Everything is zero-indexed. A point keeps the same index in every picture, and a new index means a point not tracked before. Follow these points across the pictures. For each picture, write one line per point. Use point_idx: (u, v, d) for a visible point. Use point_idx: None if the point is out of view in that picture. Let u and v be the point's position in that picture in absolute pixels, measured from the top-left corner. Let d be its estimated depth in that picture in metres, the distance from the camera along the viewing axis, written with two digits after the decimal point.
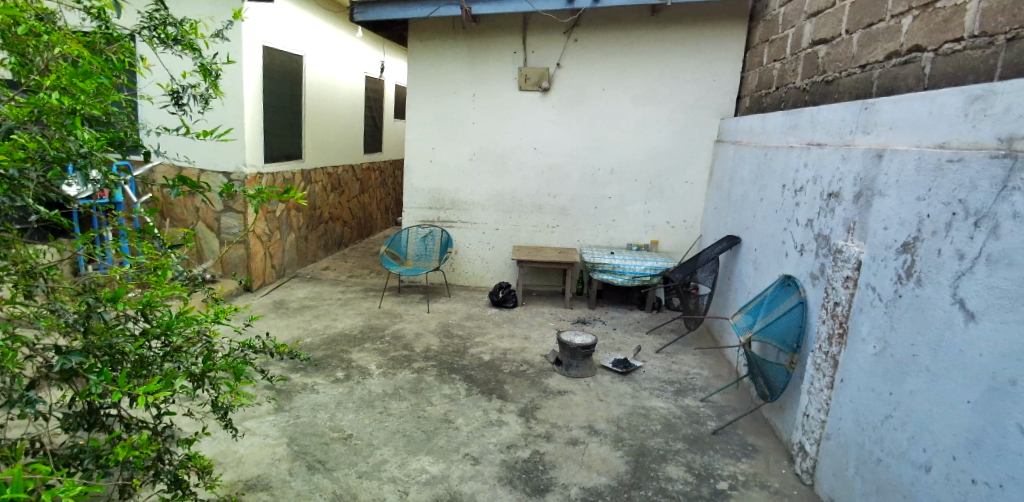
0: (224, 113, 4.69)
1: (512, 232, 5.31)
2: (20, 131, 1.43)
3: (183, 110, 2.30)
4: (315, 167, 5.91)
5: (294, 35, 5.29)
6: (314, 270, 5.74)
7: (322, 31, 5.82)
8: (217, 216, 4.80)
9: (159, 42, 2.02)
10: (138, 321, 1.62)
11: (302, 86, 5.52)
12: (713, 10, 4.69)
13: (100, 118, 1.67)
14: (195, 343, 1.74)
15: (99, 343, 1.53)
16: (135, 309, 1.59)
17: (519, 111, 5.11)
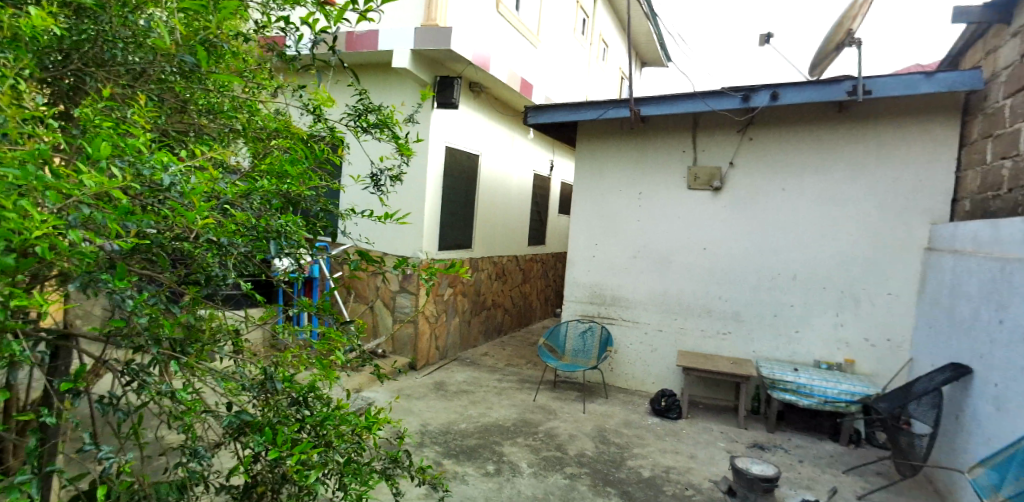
0: (406, 201, 5.19)
1: (676, 335, 4.97)
2: (234, 207, 1.56)
3: (381, 189, 2.55)
4: (483, 255, 6.23)
5: (474, 136, 5.81)
6: (474, 355, 5.88)
7: (497, 133, 6.34)
8: (393, 295, 5.21)
9: (362, 129, 2.30)
10: (302, 408, 1.69)
11: (478, 181, 5.99)
12: (913, 104, 4.23)
13: (298, 198, 1.88)
14: (347, 441, 1.70)
15: (266, 419, 1.63)
16: (301, 393, 1.69)
17: (687, 210, 4.93)
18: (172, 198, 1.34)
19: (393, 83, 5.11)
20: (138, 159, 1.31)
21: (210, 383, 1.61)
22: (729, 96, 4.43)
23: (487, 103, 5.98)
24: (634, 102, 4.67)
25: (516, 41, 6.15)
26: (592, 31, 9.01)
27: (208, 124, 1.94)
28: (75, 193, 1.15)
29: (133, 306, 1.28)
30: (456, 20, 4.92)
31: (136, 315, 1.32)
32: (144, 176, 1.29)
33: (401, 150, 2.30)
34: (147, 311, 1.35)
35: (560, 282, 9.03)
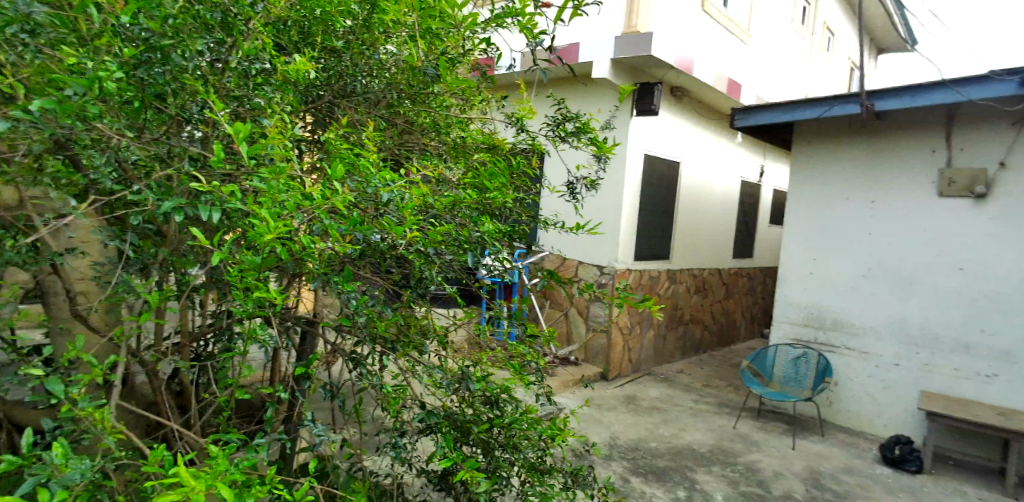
0: (603, 210, 5.19)
1: (919, 372, 4.14)
2: (440, 219, 1.64)
3: (576, 199, 2.55)
4: (681, 267, 5.95)
5: (674, 143, 5.58)
6: (668, 371, 5.64)
7: (700, 138, 5.99)
8: (587, 304, 5.26)
9: (560, 138, 2.32)
10: (492, 408, 1.81)
11: (677, 189, 5.74)
12: None
13: (497, 212, 1.95)
14: (530, 449, 1.79)
15: (461, 415, 1.77)
16: (493, 395, 1.78)
17: (937, 222, 4.09)
18: (390, 213, 1.46)
19: (592, 92, 5.17)
20: (366, 179, 1.44)
21: (419, 375, 1.70)
22: (1002, 81, 3.57)
23: (689, 108, 5.70)
24: (866, 96, 4.02)
25: (724, 39, 5.76)
26: (815, 20, 8.05)
27: (432, 142, 2.12)
28: (317, 209, 1.30)
29: (355, 306, 1.46)
30: (657, 25, 4.79)
31: (357, 314, 1.51)
32: (366, 193, 1.43)
33: (600, 157, 2.24)
34: (366, 310, 1.53)
35: (769, 299, 8.19)
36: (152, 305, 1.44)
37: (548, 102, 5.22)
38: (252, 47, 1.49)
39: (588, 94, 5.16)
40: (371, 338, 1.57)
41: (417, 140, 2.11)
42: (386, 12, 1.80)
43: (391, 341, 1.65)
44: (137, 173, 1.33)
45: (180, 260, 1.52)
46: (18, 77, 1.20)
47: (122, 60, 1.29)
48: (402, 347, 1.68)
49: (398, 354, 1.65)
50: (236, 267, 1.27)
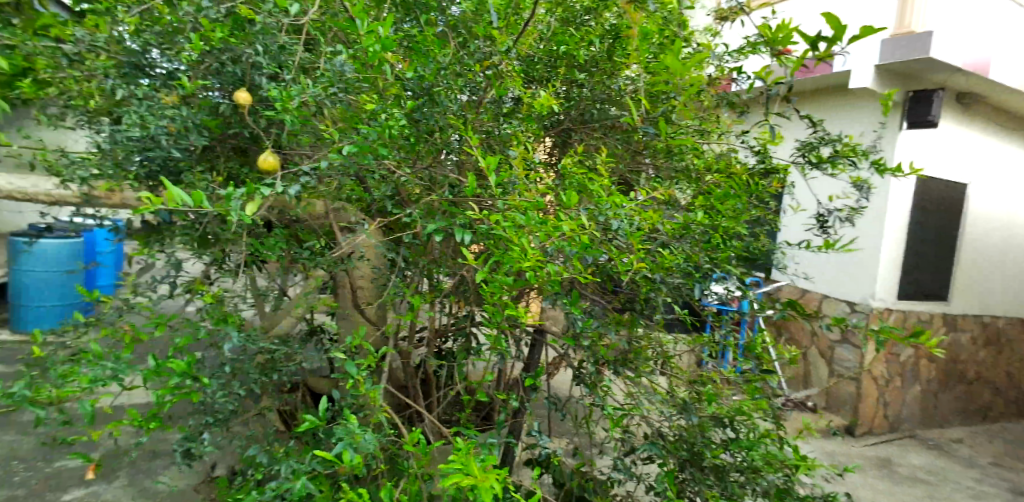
0: (862, 241, 4.43)
1: None
2: (670, 247, 1.57)
3: (828, 232, 2.22)
4: (963, 312, 4.85)
5: (958, 161, 4.59)
6: (941, 438, 4.61)
7: (998, 153, 4.83)
8: (831, 346, 4.61)
9: (810, 165, 2.07)
10: (726, 430, 1.69)
11: (962, 217, 4.71)
12: None
13: (736, 238, 1.79)
14: (775, 473, 1.60)
15: (691, 437, 1.69)
16: (726, 415, 1.67)
17: None
18: (619, 239, 1.46)
19: (852, 106, 4.51)
20: (599, 206, 1.47)
21: (641, 400, 1.71)
22: None
23: (983, 118, 4.66)
24: None
25: None
26: None
27: (662, 165, 2.04)
28: (554, 234, 1.36)
29: (582, 327, 1.50)
30: (940, 22, 4.01)
31: (583, 335, 1.54)
32: (601, 221, 1.45)
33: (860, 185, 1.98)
34: (592, 333, 1.55)
35: None
36: (414, 305, 1.71)
37: (800, 127, 4.60)
38: (506, 87, 1.61)
39: (846, 109, 4.54)
40: (596, 359, 1.58)
41: (650, 164, 2.07)
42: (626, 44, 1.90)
43: (616, 363, 1.66)
44: (413, 198, 1.58)
45: (434, 266, 1.76)
46: (332, 119, 1.50)
47: (404, 109, 1.49)
48: (629, 369, 1.69)
49: (622, 374, 1.67)
50: (489, 285, 1.41)
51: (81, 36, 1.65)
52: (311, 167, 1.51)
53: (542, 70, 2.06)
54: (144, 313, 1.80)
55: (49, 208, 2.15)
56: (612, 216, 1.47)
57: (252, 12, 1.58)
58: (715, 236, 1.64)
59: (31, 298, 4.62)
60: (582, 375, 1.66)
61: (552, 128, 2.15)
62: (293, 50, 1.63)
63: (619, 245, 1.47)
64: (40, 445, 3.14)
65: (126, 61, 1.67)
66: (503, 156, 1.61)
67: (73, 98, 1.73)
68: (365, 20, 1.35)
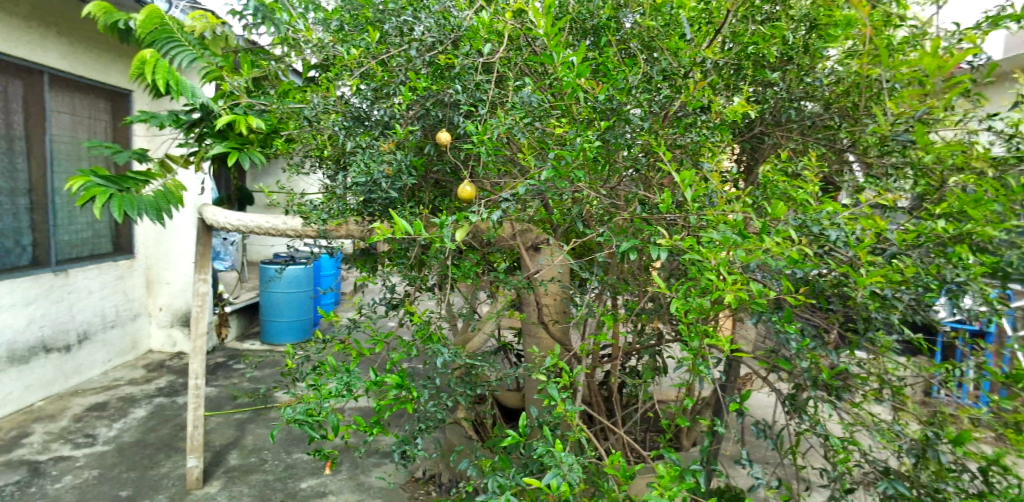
0: None
1: None
2: (902, 257, 1.38)
3: None
4: None
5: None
6: None
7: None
8: None
9: None
10: (976, 478, 1.46)
11: None
12: None
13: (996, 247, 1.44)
14: None
15: (930, 479, 1.47)
16: (975, 462, 1.44)
17: None
18: (837, 250, 1.36)
19: None
20: (810, 216, 1.40)
21: (863, 434, 1.55)
22: None
23: None
24: None
25: None
26: None
27: (873, 160, 1.92)
28: (762, 247, 1.30)
29: (797, 348, 1.36)
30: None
31: (799, 357, 1.41)
32: (816, 232, 1.38)
33: None
34: (809, 354, 1.40)
35: None
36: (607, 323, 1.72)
37: None
38: (700, 99, 1.61)
39: None
40: (812, 382, 1.43)
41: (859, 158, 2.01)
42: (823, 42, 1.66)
43: (837, 389, 1.47)
44: (604, 218, 1.59)
45: (623, 285, 1.79)
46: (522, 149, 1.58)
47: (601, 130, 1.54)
48: (850, 394, 1.55)
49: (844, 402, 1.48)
50: (684, 304, 1.37)
51: (316, 100, 1.97)
52: (512, 193, 1.55)
53: (734, 70, 1.96)
54: (367, 329, 2.06)
55: (294, 241, 2.59)
56: (829, 226, 1.37)
57: (452, 58, 1.77)
58: (967, 243, 1.33)
59: (273, 314, 5.56)
60: (795, 403, 1.51)
61: (745, 132, 2.16)
62: (489, 87, 1.75)
63: (836, 257, 1.38)
64: (284, 439, 3.74)
65: (349, 113, 1.93)
66: (699, 169, 1.59)
67: (311, 148, 2.07)
68: (560, 53, 1.52)
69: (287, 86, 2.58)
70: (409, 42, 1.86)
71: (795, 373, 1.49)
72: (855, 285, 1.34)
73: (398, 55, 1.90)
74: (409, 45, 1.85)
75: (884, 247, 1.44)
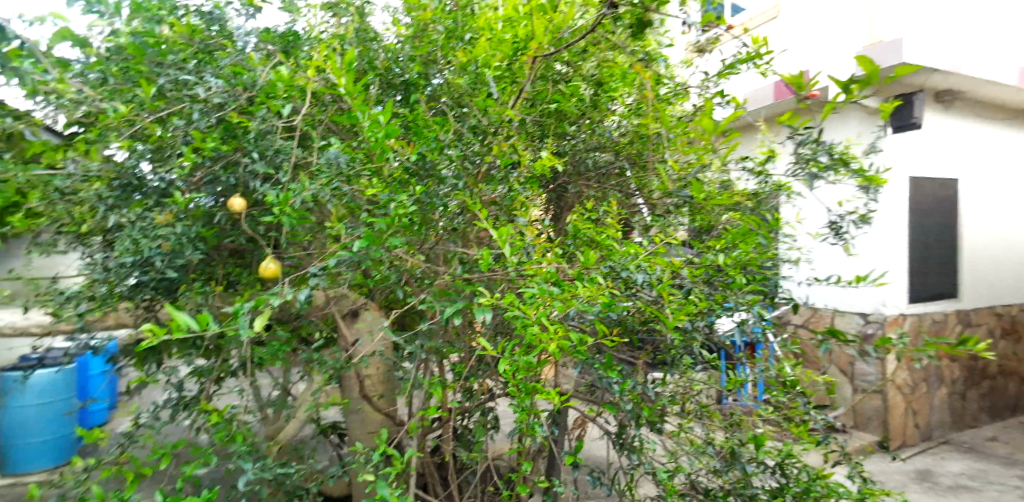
0: (878, 254, 4.13)
1: None
2: (698, 292, 1.61)
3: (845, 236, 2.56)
4: (977, 307, 4.59)
5: (960, 157, 4.49)
6: (975, 440, 4.32)
7: (1000, 143, 4.76)
8: (852, 361, 4.26)
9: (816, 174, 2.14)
10: (776, 475, 1.69)
11: (959, 219, 4.49)
12: None
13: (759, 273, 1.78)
14: None
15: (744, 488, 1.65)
16: (773, 460, 1.68)
17: None
18: (643, 291, 1.54)
19: (845, 118, 4.35)
20: (618, 262, 1.54)
21: (686, 459, 1.72)
22: None
23: (965, 113, 4.49)
24: None
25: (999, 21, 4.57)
26: None
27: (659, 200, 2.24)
28: (578, 300, 1.35)
29: (618, 389, 1.51)
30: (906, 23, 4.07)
31: (623, 400, 1.54)
32: (625, 276, 1.52)
33: (869, 187, 2.09)
34: (631, 395, 1.55)
35: None
36: (434, 392, 1.66)
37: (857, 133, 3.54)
38: (509, 156, 1.71)
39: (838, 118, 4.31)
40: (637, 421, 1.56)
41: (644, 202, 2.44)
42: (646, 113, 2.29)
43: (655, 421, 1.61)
44: (427, 282, 1.61)
45: (449, 348, 1.73)
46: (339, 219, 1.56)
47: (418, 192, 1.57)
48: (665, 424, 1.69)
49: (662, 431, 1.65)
50: (512, 367, 1.35)
51: (71, 166, 1.66)
52: (322, 267, 1.49)
53: (539, 123, 2.27)
54: (145, 440, 1.69)
55: (40, 341, 2.08)
56: (635, 270, 1.53)
57: (246, 121, 1.67)
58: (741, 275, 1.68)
59: (17, 435, 4.40)
60: (624, 442, 1.64)
61: (552, 183, 2.45)
62: (287, 153, 1.70)
63: (642, 297, 1.54)
64: None
65: (118, 181, 1.67)
66: (514, 225, 1.67)
67: (65, 225, 1.71)
68: (366, 112, 1.49)
69: (32, 149, 2.13)
70: (188, 100, 1.71)
71: (621, 414, 1.63)
72: (663, 325, 1.53)
73: (176, 113, 1.75)
74: (188, 108, 1.70)
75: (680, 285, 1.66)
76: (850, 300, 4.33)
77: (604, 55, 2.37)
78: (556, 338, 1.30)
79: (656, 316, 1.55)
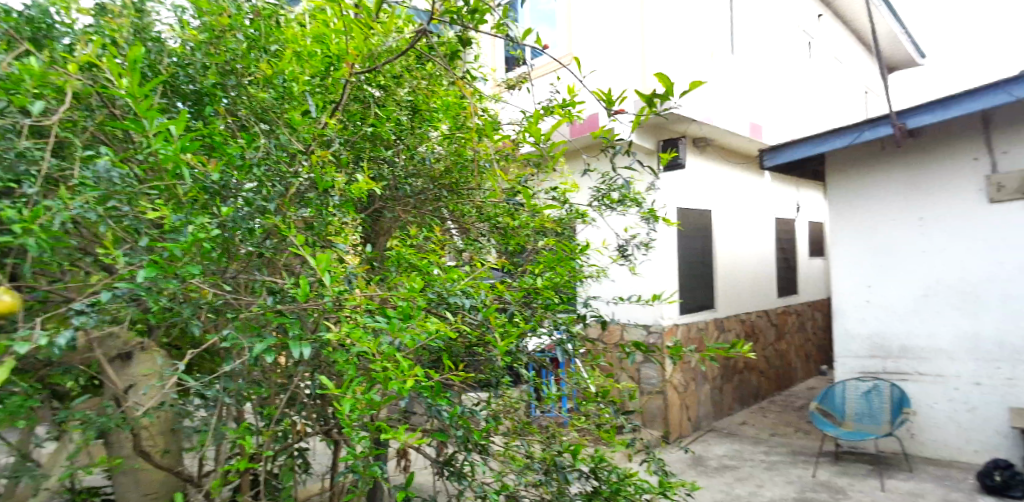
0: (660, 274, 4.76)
1: (1005, 391, 3.87)
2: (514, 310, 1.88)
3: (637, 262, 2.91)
4: (729, 314, 5.56)
5: (713, 191, 5.46)
6: (731, 426, 5.20)
7: (740, 181, 5.90)
8: (638, 367, 4.84)
9: (607, 206, 2.50)
10: (590, 480, 1.85)
11: (712, 242, 5.42)
12: None
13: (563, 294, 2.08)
14: None
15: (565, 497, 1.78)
16: (588, 466, 1.83)
17: (997, 231, 3.95)
18: (467, 314, 1.69)
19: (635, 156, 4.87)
20: (444, 286, 1.62)
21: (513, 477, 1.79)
22: (986, 94, 3.69)
23: (715, 157, 5.47)
24: (895, 116, 3.95)
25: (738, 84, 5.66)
26: (827, 52, 7.81)
27: (474, 226, 2.39)
28: (411, 328, 1.37)
29: (448, 416, 1.56)
30: (672, 79, 4.83)
31: (453, 426, 1.58)
32: (449, 301, 1.64)
33: (650, 219, 2.45)
34: (461, 421, 1.59)
35: (825, 340, 7.66)
36: (240, 439, 1.48)
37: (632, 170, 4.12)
38: (326, 179, 1.63)
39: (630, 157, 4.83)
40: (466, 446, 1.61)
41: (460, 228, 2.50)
42: (462, 142, 2.34)
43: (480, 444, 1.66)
44: (227, 316, 1.44)
45: (255, 389, 1.59)
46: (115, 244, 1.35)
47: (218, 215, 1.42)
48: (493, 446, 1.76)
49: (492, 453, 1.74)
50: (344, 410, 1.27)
51: None
52: (89, 304, 1.29)
53: (353, 145, 2.18)
54: None
55: None
56: (460, 294, 1.65)
57: None
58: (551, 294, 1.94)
59: None
60: (455, 469, 1.69)
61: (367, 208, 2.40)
62: (42, 160, 1.39)
63: (467, 318, 1.69)
64: None
65: None
66: (333, 250, 1.61)
67: None
68: (153, 121, 1.31)
69: None
70: None
71: (451, 441, 1.66)
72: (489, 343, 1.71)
73: None
74: None
75: (502, 306, 1.88)
76: (644, 315, 4.91)
77: (418, 83, 2.41)
78: (405, 373, 1.31)
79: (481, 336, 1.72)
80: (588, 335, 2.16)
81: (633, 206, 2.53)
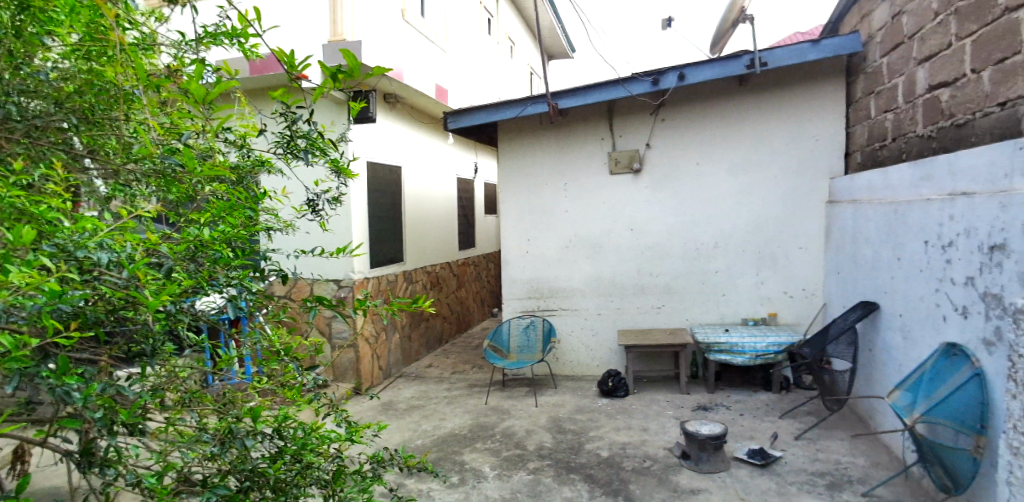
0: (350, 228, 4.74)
1: (614, 316, 5.09)
2: (179, 269, 1.61)
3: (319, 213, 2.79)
4: (416, 266, 5.90)
5: (403, 149, 5.63)
6: (418, 369, 5.60)
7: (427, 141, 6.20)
8: (328, 322, 4.77)
9: (292, 155, 2.28)
10: (273, 440, 1.72)
11: (401, 197, 5.61)
12: (778, 75, 4.69)
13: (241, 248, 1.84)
14: (328, 459, 1.80)
15: (245, 464, 1.63)
16: (270, 427, 1.72)
17: (615, 195, 5.07)
18: (108, 274, 1.37)
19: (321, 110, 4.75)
20: (69, 239, 1.34)
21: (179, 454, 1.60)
22: (610, 88, 4.65)
23: (404, 115, 5.63)
24: (550, 96, 4.68)
25: (424, 46, 5.87)
26: (500, 30, 8.67)
27: (121, 166, 1.85)
28: None
29: (81, 398, 1.28)
30: (363, 30, 4.72)
31: (88, 409, 1.33)
32: (78, 257, 1.33)
33: (337, 174, 2.35)
34: (99, 402, 1.34)
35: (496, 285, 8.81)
36: None
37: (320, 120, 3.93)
38: None
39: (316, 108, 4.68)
40: (109, 431, 1.37)
41: None
42: (96, 59, 1.86)
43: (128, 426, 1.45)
44: None
45: None
46: None
47: None
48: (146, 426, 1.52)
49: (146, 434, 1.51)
50: None
51: None
52: None
53: None
54: None
55: None
56: (94, 249, 1.37)
57: None
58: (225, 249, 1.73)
59: None
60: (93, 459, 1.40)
61: None
62: None
63: (108, 281, 1.37)
64: None
65: None
66: None
67: None
68: None
69: None
70: None
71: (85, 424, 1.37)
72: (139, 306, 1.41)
73: None
74: None
75: (159, 261, 1.59)
76: (332, 269, 4.82)
77: None
78: None
79: (129, 299, 1.40)
80: (270, 293, 1.97)
81: (323, 157, 2.37)
